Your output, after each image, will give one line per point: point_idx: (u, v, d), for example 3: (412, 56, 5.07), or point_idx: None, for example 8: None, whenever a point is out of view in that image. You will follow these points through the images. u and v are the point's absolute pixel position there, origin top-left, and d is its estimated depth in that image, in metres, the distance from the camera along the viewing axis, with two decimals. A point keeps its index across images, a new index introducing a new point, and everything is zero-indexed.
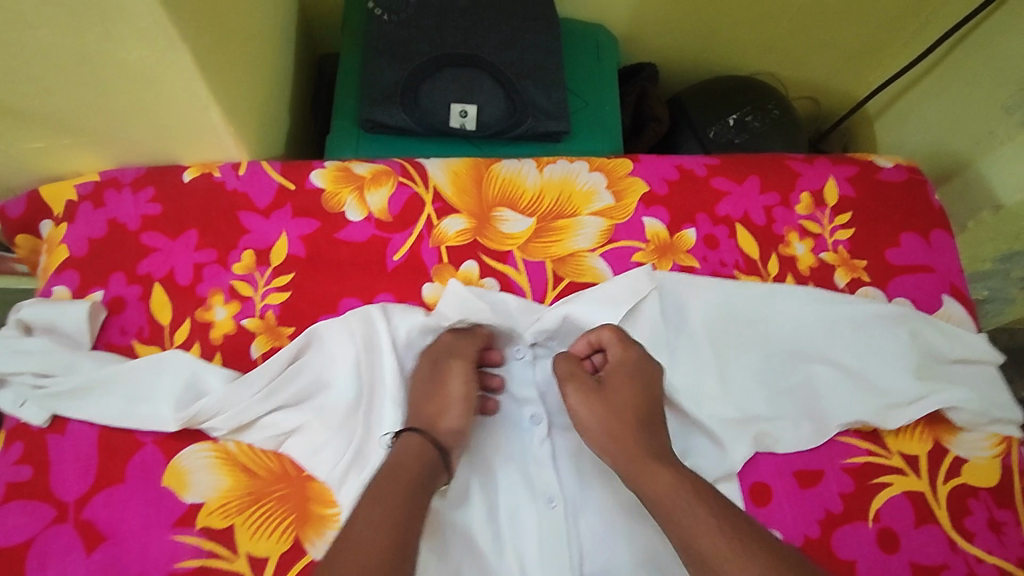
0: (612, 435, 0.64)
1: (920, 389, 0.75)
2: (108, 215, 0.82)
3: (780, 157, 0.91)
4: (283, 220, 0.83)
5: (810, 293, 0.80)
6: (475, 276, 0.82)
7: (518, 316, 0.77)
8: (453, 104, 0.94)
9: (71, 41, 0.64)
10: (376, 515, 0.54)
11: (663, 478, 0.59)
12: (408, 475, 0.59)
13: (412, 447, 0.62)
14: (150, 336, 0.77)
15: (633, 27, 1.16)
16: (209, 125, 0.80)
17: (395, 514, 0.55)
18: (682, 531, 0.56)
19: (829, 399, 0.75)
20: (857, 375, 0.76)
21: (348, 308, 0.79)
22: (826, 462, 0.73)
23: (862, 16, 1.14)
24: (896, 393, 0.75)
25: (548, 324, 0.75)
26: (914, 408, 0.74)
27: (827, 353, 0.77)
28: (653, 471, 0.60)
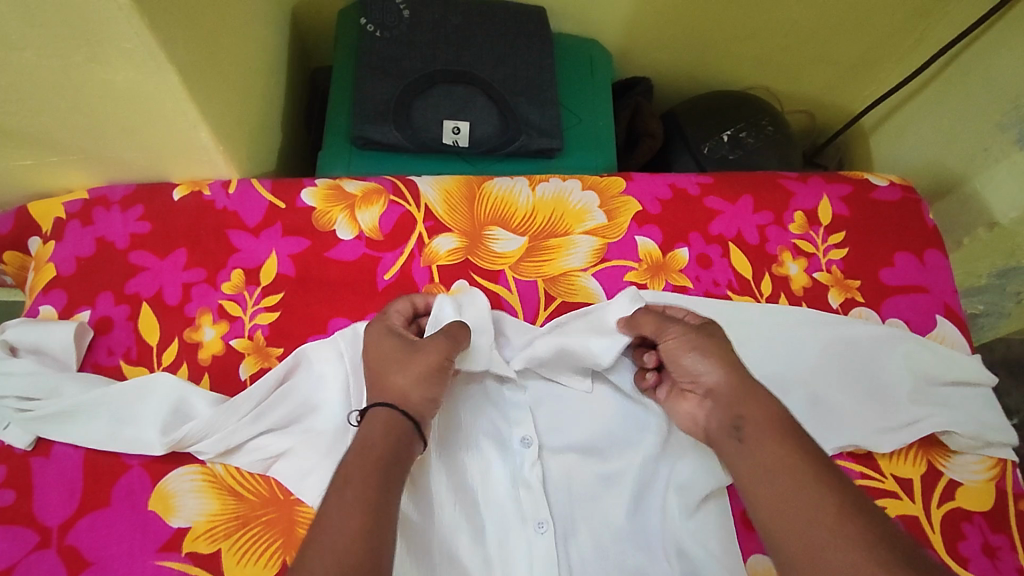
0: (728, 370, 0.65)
1: (916, 413, 0.75)
2: (96, 234, 0.81)
3: (773, 175, 0.91)
4: (273, 238, 0.82)
5: (807, 314, 0.79)
6: None
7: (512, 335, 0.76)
8: (446, 120, 0.94)
9: (57, 62, 0.64)
10: (351, 505, 0.53)
11: (765, 406, 0.62)
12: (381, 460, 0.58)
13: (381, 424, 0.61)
14: (137, 357, 0.76)
15: (627, 42, 1.16)
16: (198, 143, 0.79)
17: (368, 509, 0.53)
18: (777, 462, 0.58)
19: (824, 423, 0.74)
20: (857, 394, 0.75)
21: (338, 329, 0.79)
22: None
23: (856, 31, 1.14)
24: (894, 417, 0.75)
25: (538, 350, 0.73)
26: (908, 433, 0.74)
27: (826, 375, 0.76)
28: (758, 400, 0.62)
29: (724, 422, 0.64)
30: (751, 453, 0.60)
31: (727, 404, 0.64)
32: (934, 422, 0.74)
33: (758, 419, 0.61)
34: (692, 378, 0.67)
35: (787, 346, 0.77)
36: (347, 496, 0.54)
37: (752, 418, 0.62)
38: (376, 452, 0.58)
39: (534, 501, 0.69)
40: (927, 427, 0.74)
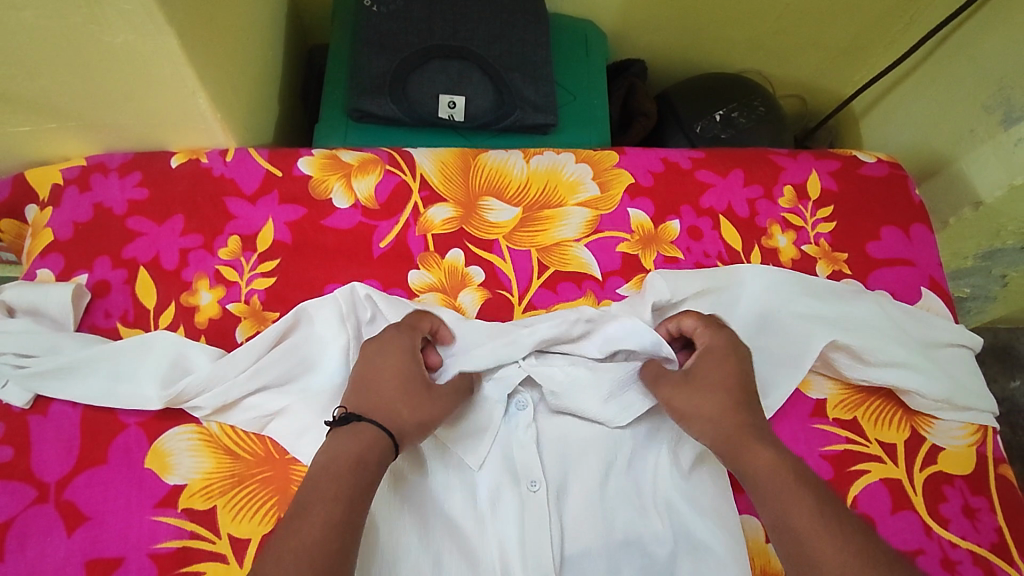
0: (715, 416, 0.66)
1: (896, 359, 0.76)
2: (94, 200, 0.82)
3: (763, 151, 0.92)
4: (270, 206, 0.83)
5: (789, 274, 0.81)
6: (461, 265, 0.82)
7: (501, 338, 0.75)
8: (442, 95, 0.95)
9: (57, 23, 0.65)
10: (318, 514, 0.53)
11: (763, 455, 0.62)
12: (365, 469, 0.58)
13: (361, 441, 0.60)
14: (134, 319, 0.77)
15: (621, 23, 1.18)
16: (196, 111, 0.80)
17: (342, 510, 0.54)
18: (774, 507, 0.59)
19: (778, 362, 0.76)
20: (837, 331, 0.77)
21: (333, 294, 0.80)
22: (804, 449, 0.74)
23: (846, 16, 1.16)
24: (878, 351, 0.76)
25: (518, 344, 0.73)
26: (865, 373, 0.76)
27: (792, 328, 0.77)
28: (754, 448, 0.63)
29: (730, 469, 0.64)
30: (762, 502, 0.60)
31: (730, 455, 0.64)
32: (891, 368, 0.76)
33: (760, 464, 0.62)
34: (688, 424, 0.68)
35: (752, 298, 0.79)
36: (325, 508, 0.54)
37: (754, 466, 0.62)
38: (353, 459, 0.58)
39: (527, 459, 0.70)
40: (888, 375, 0.76)
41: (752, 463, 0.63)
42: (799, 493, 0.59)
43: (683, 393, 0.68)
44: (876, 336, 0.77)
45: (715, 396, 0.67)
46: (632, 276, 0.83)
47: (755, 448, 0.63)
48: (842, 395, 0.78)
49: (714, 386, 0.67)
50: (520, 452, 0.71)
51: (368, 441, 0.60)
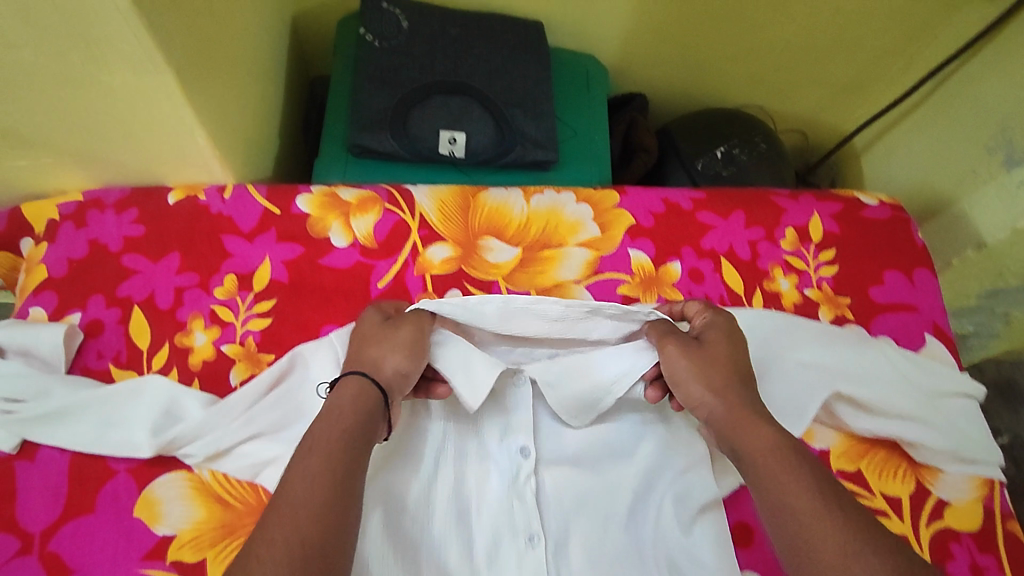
0: (714, 390, 0.63)
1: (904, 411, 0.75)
2: (89, 235, 0.81)
3: (765, 192, 0.92)
4: (267, 244, 0.82)
5: (782, 317, 0.80)
6: None
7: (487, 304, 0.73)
8: (442, 130, 0.94)
9: (57, 60, 0.64)
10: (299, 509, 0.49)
11: (761, 435, 0.60)
12: (340, 415, 0.56)
13: (348, 393, 0.58)
14: (127, 361, 0.75)
15: (623, 59, 1.18)
16: (194, 148, 0.79)
17: (333, 459, 0.52)
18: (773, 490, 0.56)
19: (784, 412, 0.74)
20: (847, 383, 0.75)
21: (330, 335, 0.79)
22: None
23: (848, 52, 1.16)
24: (887, 403, 0.75)
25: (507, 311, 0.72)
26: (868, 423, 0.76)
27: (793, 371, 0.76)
28: (754, 424, 0.60)
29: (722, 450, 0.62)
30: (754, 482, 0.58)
31: (728, 438, 0.61)
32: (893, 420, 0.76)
33: (752, 440, 0.60)
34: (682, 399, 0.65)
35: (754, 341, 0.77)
36: (310, 460, 0.52)
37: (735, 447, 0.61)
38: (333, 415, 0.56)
39: (526, 513, 0.69)
40: (889, 428, 0.76)
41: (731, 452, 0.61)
42: (788, 463, 0.57)
43: (679, 357, 0.66)
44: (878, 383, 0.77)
45: (716, 367, 0.65)
46: None
47: (743, 427, 0.61)
48: (845, 447, 0.77)
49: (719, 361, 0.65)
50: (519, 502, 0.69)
51: (356, 395, 0.58)
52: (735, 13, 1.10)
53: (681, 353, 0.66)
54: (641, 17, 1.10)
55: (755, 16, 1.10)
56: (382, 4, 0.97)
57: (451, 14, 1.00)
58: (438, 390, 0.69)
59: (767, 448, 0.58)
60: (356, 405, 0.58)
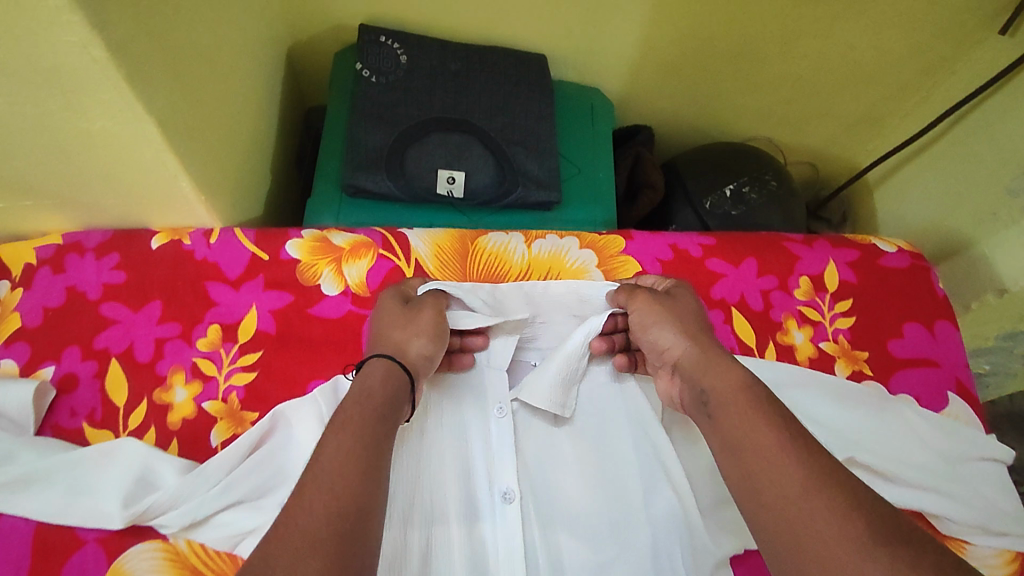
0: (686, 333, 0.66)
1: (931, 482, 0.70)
2: (67, 282, 0.77)
3: (778, 238, 0.88)
4: (254, 292, 0.79)
5: (806, 371, 0.75)
6: None
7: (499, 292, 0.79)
8: (441, 170, 0.90)
9: (29, 109, 0.60)
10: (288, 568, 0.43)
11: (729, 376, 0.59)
12: (371, 395, 0.57)
13: (377, 369, 0.60)
14: (102, 420, 0.71)
15: (629, 91, 1.14)
16: (178, 193, 0.75)
17: (356, 450, 0.51)
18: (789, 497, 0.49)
19: None
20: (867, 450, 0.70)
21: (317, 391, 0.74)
22: None
23: (863, 86, 1.12)
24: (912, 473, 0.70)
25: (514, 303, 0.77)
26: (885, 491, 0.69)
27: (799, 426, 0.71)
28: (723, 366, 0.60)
29: (692, 399, 0.61)
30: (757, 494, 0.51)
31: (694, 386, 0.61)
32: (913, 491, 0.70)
33: (717, 379, 0.59)
34: (659, 353, 0.68)
35: None
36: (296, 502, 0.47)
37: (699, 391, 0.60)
38: (364, 389, 0.58)
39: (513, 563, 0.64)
40: (909, 498, 0.69)
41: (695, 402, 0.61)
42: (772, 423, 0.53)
43: (651, 305, 0.70)
44: (896, 450, 0.71)
45: (679, 318, 0.68)
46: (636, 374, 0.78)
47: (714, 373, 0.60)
48: None
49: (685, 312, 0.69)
50: (505, 549, 0.64)
51: (386, 376, 0.60)
52: (747, 48, 1.06)
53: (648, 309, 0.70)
54: (650, 51, 1.06)
55: (768, 51, 1.07)
56: (381, 37, 0.93)
57: (452, 48, 0.97)
58: (463, 359, 0.72)
59: (732, 387, 0.58)
60: (388, 385, 0.59)
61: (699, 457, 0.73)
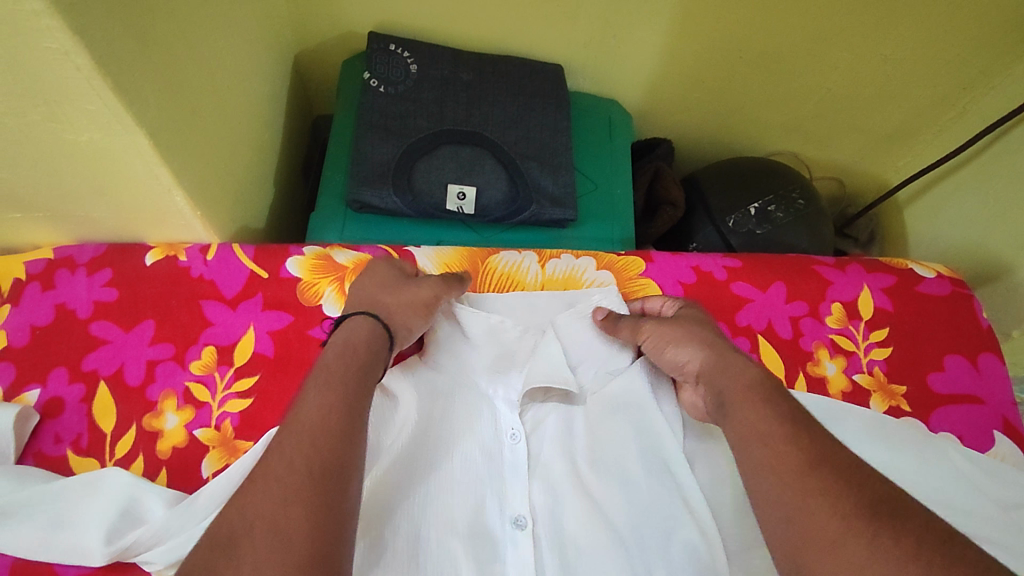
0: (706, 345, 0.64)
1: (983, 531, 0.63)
2: (56, 299, 0.73)
3: (807, 260, 0.83)
4: (252, 312, 0.75)
5: (840, 407, 0.72)
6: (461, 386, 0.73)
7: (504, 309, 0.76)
8: (450, 184, 0.86)
9: (13, 121, 0.56)
10: None
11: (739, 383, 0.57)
12: (353, 354, 0.57)
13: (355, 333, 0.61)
14: (87, 447, 0.67)
15: (648, 103, 1.09)
16: (174, 209, 0.71)
17: (334, 407, 0.51)
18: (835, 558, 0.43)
19: None
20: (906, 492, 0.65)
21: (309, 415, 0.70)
22: None
23: (895, 101, 1.07)
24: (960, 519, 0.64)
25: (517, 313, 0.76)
26: None
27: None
28: None
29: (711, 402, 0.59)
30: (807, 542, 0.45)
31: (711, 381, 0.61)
32: None
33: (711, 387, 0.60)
34: (678, 369, 0.66)
35: None
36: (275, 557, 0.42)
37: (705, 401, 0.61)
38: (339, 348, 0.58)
39: None
40: None
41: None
42: (769, 414, 0.53)
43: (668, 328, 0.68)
44: (942, 495, 0.65)
45: (694, 331, 0.66)
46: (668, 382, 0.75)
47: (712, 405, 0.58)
48: None
49: (698, 327, 0.67)
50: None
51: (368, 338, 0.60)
52: (773, 59, 1.01)
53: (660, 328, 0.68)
54: (671, 62, 1.02)
55: (793, 63, 1.02)
56: (390, 46, 0.90)
57: (464, 57, 0.93)
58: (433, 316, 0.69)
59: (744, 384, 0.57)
60: (365, 344, 0.59)
61: (722, 490, 0.68)
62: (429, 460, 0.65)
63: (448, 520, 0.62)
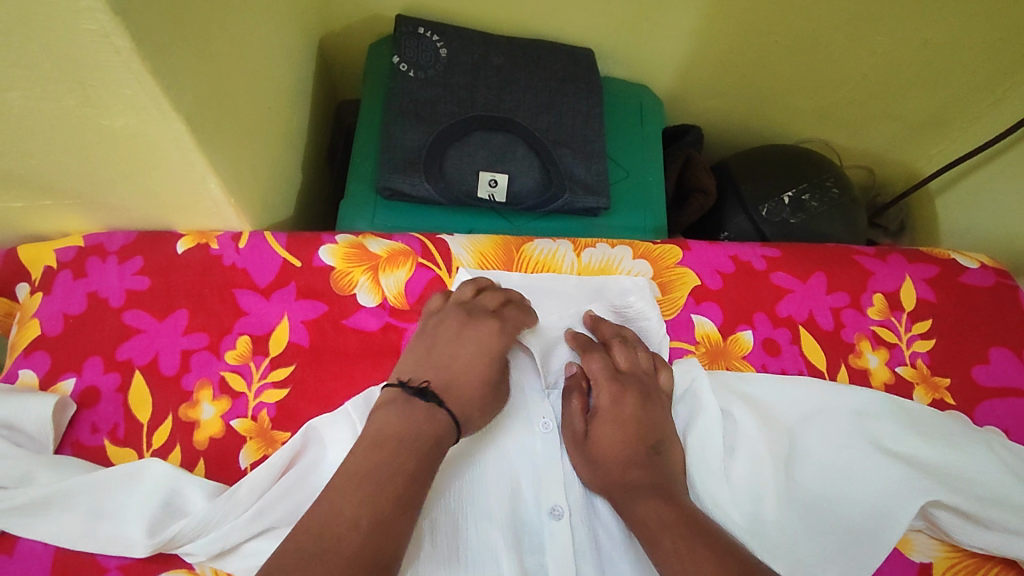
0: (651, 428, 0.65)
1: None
2: (88, 288, 0.73)
3: (848, 251, 0.81)
4: (286, 301, 0.74)
5: (887, 397, 0.71)
6: None
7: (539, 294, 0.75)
8: (482, 172, 0.84)
9: (49, 105, 0.55)
10: None
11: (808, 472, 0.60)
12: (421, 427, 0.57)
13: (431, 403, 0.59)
14: (124, 437, 0.66)
15: (678, 89, 1.07)
16: (208, 196, 0.70)
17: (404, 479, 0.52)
18: None
19: (858, 501, 0.65)
20: (945, 481, 0.65)
21: (339, 404, 0.70)
22: None
23: (932, 86, 1.04)
24: (1000, 510, 0.63)
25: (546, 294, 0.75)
26: (971, 530, 0.64)
27: (867, 457, 0.66)
28: None
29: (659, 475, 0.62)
30: None
31: (638, 432, 0.64)
32: (1005, 535, 0.63)
33: (607, 441, 0.64)
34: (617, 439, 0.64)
35: (826, 422, 0.69)
36: None
37: (611, 452, 0.63)
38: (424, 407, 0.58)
39: None
40: (997, 542, 0.63)
41: (625, 476, 0.62)
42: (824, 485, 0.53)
43: (625, 402, 0.66)
44: (983, 487, 0.65)
45: (641, 412, 0.66)
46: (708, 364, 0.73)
47: (631, 465, 0.62)
48: (951, 559, 0.66)
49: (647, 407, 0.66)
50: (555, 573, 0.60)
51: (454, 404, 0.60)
52: (808, 44, 0.99)
53: (617, 395, 0.66)
54: (703, 47, 1.00)
55: (830, 47, 0.99)
56: (419, 29, 0.88)
57: (494, 40, 0.91)
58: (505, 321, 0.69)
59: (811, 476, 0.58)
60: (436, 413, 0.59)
61: (763, 469, 0.66)
62: (459, 451, 0.64)
63: (483, 511, 0.61)
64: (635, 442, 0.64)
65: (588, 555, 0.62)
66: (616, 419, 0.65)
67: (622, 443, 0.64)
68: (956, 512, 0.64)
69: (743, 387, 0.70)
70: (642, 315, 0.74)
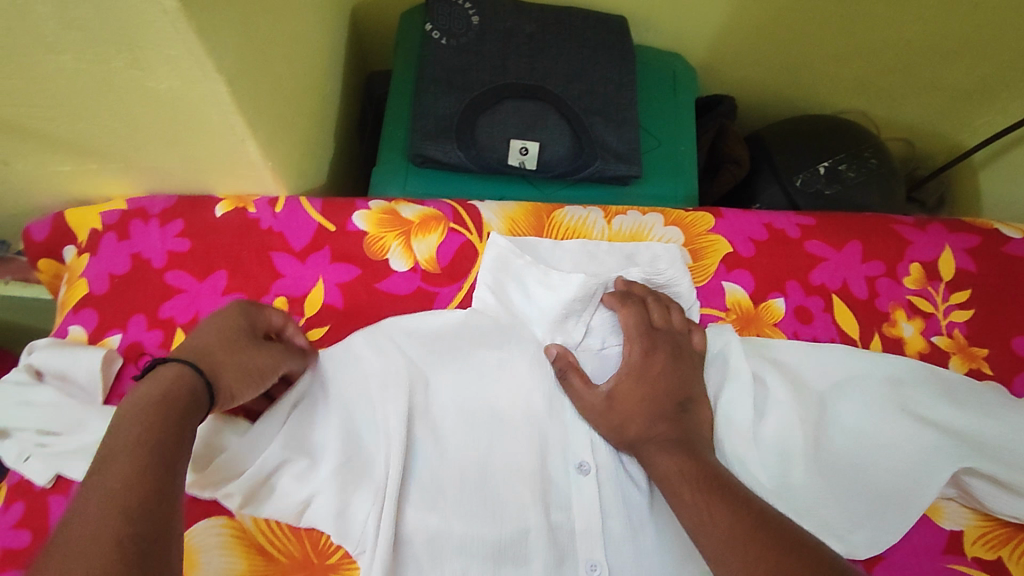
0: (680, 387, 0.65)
1: None
2: (132, 249, 0.75)
3: (885, 219, 0.80)
4: (321, 265, 0.75)
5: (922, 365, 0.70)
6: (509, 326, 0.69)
7: (571, 258, 0.75)
8: (513, 139, 0.84)
9: (96, 67, 0.56)
10: None
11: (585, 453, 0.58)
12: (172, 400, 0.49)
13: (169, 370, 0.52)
14: None
15: (712, 58, 1.05)
16: (246, 160, 0.72)
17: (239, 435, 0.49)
18: None
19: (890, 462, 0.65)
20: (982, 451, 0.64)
21: None
22: (920, 549, 0.64)
23: (979, 52, 1.01)
24: None
25: (579, 258, 0.75)
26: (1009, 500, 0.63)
27: (899, 422, 0.66)
28: None
29: (681, 429, 0.62)
30: None
31: (667, 389, 0.64)
32: None
33: (631, 395, 0.64)
34: (649, 396, 0.64)
35: (859, 386, 0.68)
36: None
37: (636, 408, 0.63)
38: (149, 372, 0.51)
39: (590, 537, 0.61)
40: None
41: (650, 429, 0.62)
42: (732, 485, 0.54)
43: (659, 360, 0.66)
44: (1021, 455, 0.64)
45: (672, 372, 0.65)
46: (740, 330, 0.73)
47: (656, 419, 0.62)
48: (984, 528, 0.65)
49: (678, 369, 0.66)
50: (583, 525, 0.61)
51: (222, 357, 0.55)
52: (849, 9, 0.96)
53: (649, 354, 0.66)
54: (739, 13, 0.98)
55: (872, 13, 0.96)
56: None
57: (527, 8, 0.90)
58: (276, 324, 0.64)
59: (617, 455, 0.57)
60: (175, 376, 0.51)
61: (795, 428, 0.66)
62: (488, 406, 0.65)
63: (510, 464, 0.63)
64: (663, 397, 0.64)
65: (615, 510, 0.62)
66: (646, 375, 0.65)
67: (648, 399, 0.63)
68: (990, 480, 0.63)
69: (776, 350, 0.70)
70: (674, 282, 0.72)
